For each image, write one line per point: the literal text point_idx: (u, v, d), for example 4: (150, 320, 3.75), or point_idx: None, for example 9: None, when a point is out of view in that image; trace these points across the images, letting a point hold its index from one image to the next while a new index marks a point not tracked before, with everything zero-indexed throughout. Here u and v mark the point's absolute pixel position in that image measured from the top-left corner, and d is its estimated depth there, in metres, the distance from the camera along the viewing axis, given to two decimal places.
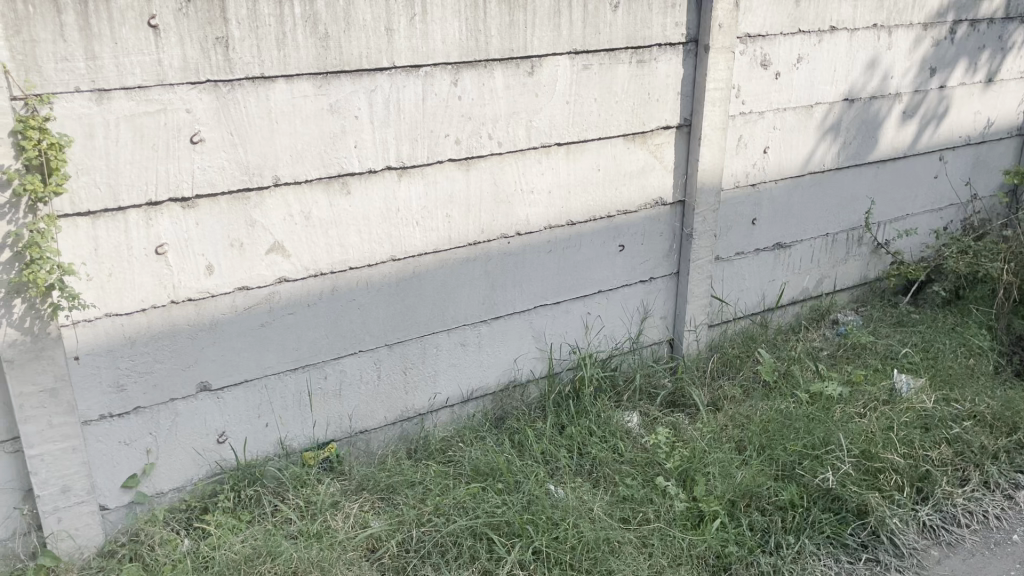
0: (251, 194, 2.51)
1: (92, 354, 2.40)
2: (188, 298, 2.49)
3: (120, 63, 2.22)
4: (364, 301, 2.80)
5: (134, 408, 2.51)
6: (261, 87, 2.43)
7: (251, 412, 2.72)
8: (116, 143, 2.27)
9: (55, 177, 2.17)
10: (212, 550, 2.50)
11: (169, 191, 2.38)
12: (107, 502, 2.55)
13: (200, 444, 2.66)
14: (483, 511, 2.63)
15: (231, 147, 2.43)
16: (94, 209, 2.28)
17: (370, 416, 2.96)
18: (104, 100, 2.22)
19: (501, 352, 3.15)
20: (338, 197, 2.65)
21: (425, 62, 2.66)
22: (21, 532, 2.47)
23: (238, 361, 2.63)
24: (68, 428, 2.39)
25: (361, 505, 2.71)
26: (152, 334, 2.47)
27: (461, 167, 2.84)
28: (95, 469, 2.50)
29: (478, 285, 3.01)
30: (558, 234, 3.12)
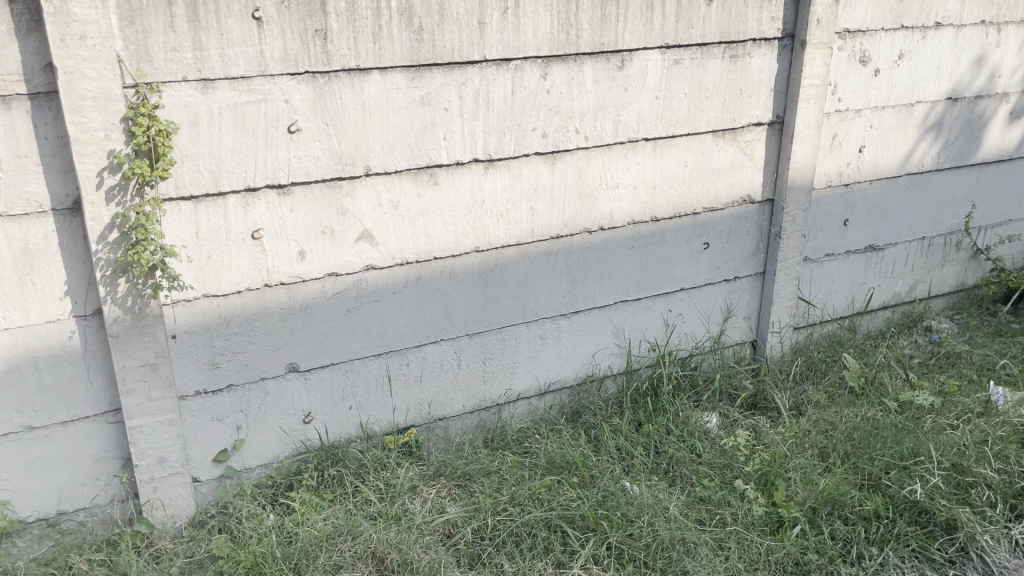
0: (343, 182, 2.57)
1: (190, 333, 2.51)
2: (281, 281, 2.58)
3: (225, 54, 2.30)
4: (447, 291, 2.84)
5: (227, 385, 2.62)
6: (356, 79, 2.49)
7: (336, 394, 2.80)
8: (218, 130, 2.36)
9: (162, 162, 2.27)
10: (296, 526, 2.57)
11: (267, 178, 2.46)
12: (199, 474, 2.67)
13: (287, 423, 2.75)
14: (558, 504, 2.64)
15: (326, 137, 2.50)
16: (196, 194, 2.39)
17: (448, 404, 3.00)
18: (208, 90, 2.32)
19: (580, 346, 3.16)
20: (426, 188, 2.69)
21: (516, 55, 2.67)
22: (119, 499, 2.61)
23: (325, 344, 2.72)
24: (166, 402, 2.50)
25: (438, 491, 2.76)
26: (246, 314, 2.57)
27: (547, 161, 2.85)
28: (190, 442, 2.62)
29: (559, 278, 3.02)
30: (642, 229, 3.10)
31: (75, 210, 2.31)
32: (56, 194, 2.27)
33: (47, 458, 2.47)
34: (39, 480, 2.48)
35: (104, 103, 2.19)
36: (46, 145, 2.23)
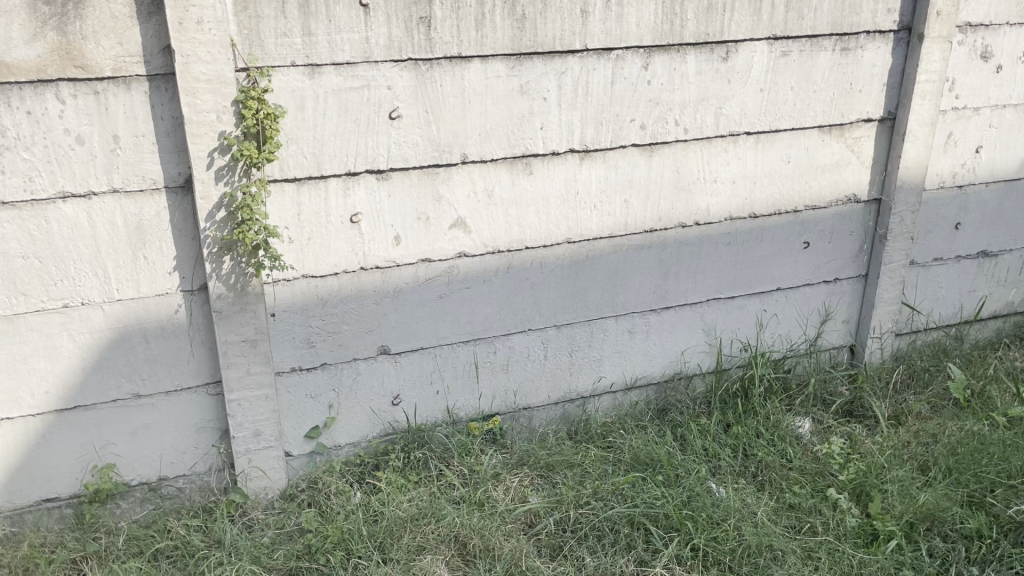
0: (440, 169, 2.60)
1: (289, 311, 2.59)
2: (376, 265, 2.63)
3: (332, 40, 2.35)
4: (537, 281, 2.84)
5: (321, 364, 2.69)
6: (457, 66, 2.50)
7: (424, 378, 2.84)
8: (323, 115, 2.42)
9: (269, 145, 2.34)
10: (381, 505, 2.60)
11: (367, 164, 2.51)
12: (291, 449, 2.75)
13: (376, 403, 2.81)
14: (642, 501, 2.61)
15: (426, 124, 2.53)
16: (299, 176, 2.45)
17: (533, 394, 3.00)
18: (315, 75, 2.37)
19: (670, 342, 3.10)
20: (521, 177, 2.69)
21: (617, 45, 2.64)
22: (216, 469, 2.71)
23: (416, 329, 2.75)
24: (264, 377, 2.59)
25: (521, 480, 2.75)
26: (341, 296, 2.63)
27: (644, 153, 2.80)
28: (284, 417, 2.70)
29: (651, 273, 2.97)
30: (739, 226, 3.02)
31: (186, 188, 2.40)
32: (169, 173, 2.37)
33: (151, 425, 2.59)
34: (142, 446, 2.60)
35: (217, 85, 2.27)
36: (161, 125, 2.32)
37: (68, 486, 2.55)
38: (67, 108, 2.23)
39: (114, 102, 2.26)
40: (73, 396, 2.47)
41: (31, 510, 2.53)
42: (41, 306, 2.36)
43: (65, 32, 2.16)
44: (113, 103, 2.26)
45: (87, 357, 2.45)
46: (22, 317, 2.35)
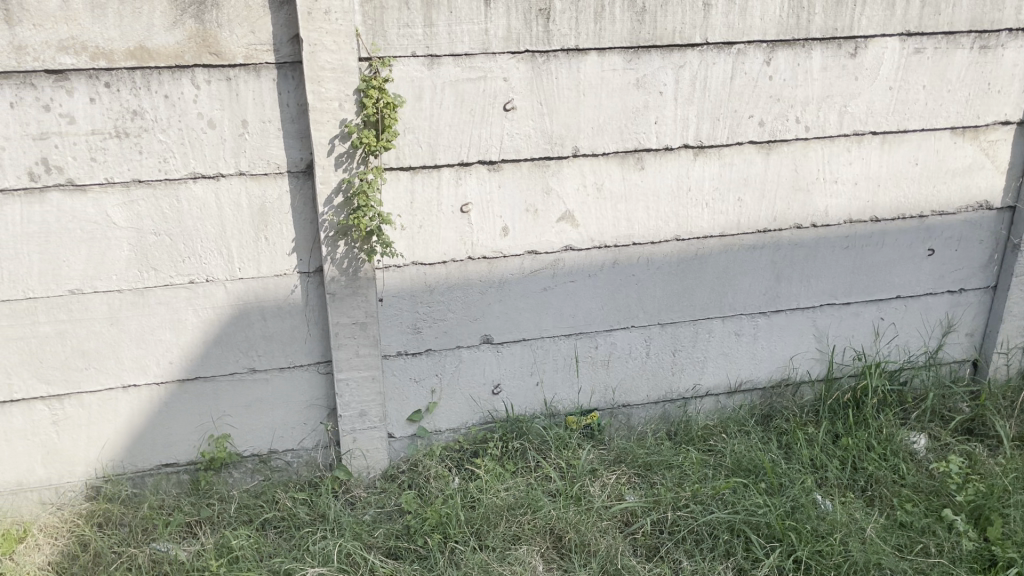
0: (551, 162, 2.60)
1: (398, 296, 2.65)
2: (483, 255, 2.66)
3: (453, 31, 2.39)
4: (643, 278, 2.81)
5: (426, 350, 2.74)
6: (574, 59, 2.50)
7: (525, 369, 2.85)
8: (440, 106, 2.46)
9: (387, 134, 2.39)
10: (480, 492, 2.63)
11: (479, 154, 2.54)
12: (394, 431, 2.81)
13: (477, 391, 2.84)
14: (743, 508, 2.54)
15: (539, 116, 2.54)
16: (414, 165, 2.50)
17: (634, 392, 2.97)
18: (434, 66, 2.42)
19: (778, 347, 3.01)
20: (632, 171, 2.66)
21: (739, 39, 2.57)
22: (323, 445, 2.81)
23: (519, 320, 2.77)
24: (371, 359, 2.66)
25: (618, 477, 2.73)
26: (448, 284, 2.67)
27: (761, 150, 2.72)
28: (389, 400, 2.77)
29: (762, 274, 2.89)
30: (858, 229, 2.90)
31: (307, 174, 2.49)
32: (292, 158, 2.46)
33: (264, 399, 2.70)
34: (255, 419, 2.71)
35: (341, 74, 2.34)
36: (287, 112, 2.41)
37: (186, 453, 2.69)
38: (201, 93, 2.34)
39: (244, 88, 2.36)
40: (195, 368, 2.60)
41: (151, 474, 2.68)
42: (170, 280, 2.49)
43: (203, 20, 2.27)
44: (244, 89, 2.36)
45: (209, 331, 2.57)
46: (151, 290, 2.48)
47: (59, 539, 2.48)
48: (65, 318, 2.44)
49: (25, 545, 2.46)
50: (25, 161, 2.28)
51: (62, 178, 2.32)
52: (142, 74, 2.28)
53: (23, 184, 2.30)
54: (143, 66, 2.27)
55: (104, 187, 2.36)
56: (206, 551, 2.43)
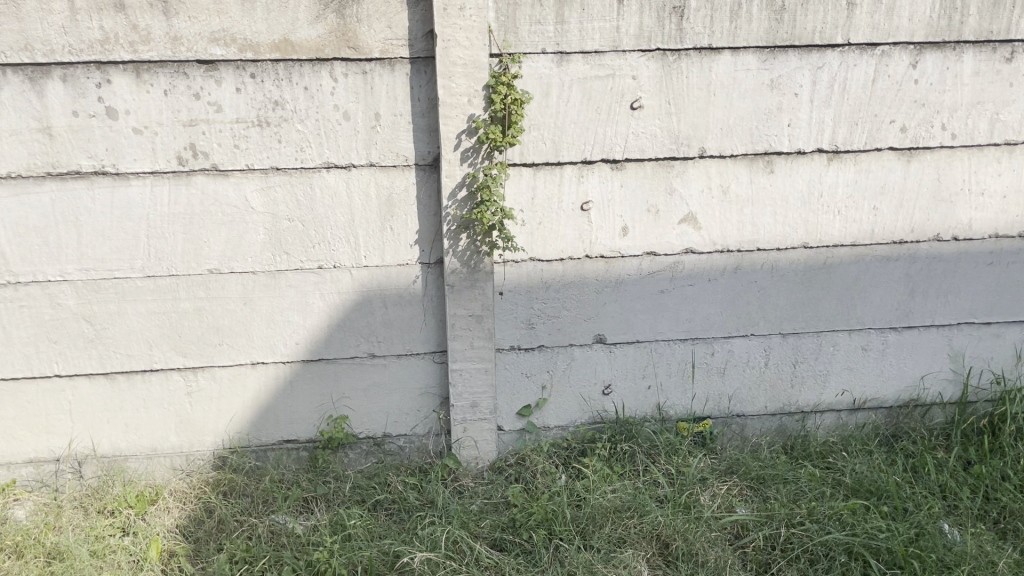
0: (676, 162, 2.56)
1: (514, 292, 2.66)
2: (601, 254, 2.64)
3: (584, 28, 2.40)
4: (765, 285, 2.72)
5: (539, 346, 2.75)
6: (706, 58, 2.45)
7: (637, 372, 2.81)
8: (567, 103, 2.46)
9: (512, 130, 2.41)
10: (587, 491, 2.61)
11: (603, 153, 2.52)
12: (503, 424, 2.84)
13: (588, 391, 2.82)
14: (862, 530, 2.43)
15: (667, 115, 2.50)
16: (538, 162, 2.51)
17: (750, 402, 2.88)
18: (563, 63, 2.43)
19: (908, 365, 2.86)
20: (761, 175, 2.59)
21: (884, 40, 2.47)
22: (434, 433, 2.87)
23: (633, 321, 2.74)
24: (485, 352, 2.69)
25: (729, 488, 2.66)
26: (564, 281, 2.67)
27: (901, 157, 2.60)
28: (500, 393, 2.79)
29: (895, 288, 2.75)
30: (1005, 245, 2.72)
31: (433, 167, 2.55)
32: (420, 151, 2.53)
33: (381, 384, 2.78)
34: (372, 403, 2.80)
35: (472, 70, 2.37)
36: (418, 106, 2.47)
37: (306, 431, 2.80)
38: (338, 86, 2.43)
39: (378, 82, 2.44)
40: (318, 350, 2.70)
41: (273, 449, 2.80)
42: (300, 265, 2.59)
43: (344, 15, 2.35)
44: (378, 83, 2.44)
45: (333, 315, 2.66)
46: (282, 273, 2.60)
47: (188, 504, 2.63)
48: (203, 295, 2.59)
49: (156, 507, 2.62)
50: (175, 146, 2.43)
51: (207, 163, 2.46)
52: (284, 66, 2.39)
53: (172, 168, 2.45)
54: (286, 58, 2.38)
55: (244, 173, 2.48)
56: (321, 526, 2.53)
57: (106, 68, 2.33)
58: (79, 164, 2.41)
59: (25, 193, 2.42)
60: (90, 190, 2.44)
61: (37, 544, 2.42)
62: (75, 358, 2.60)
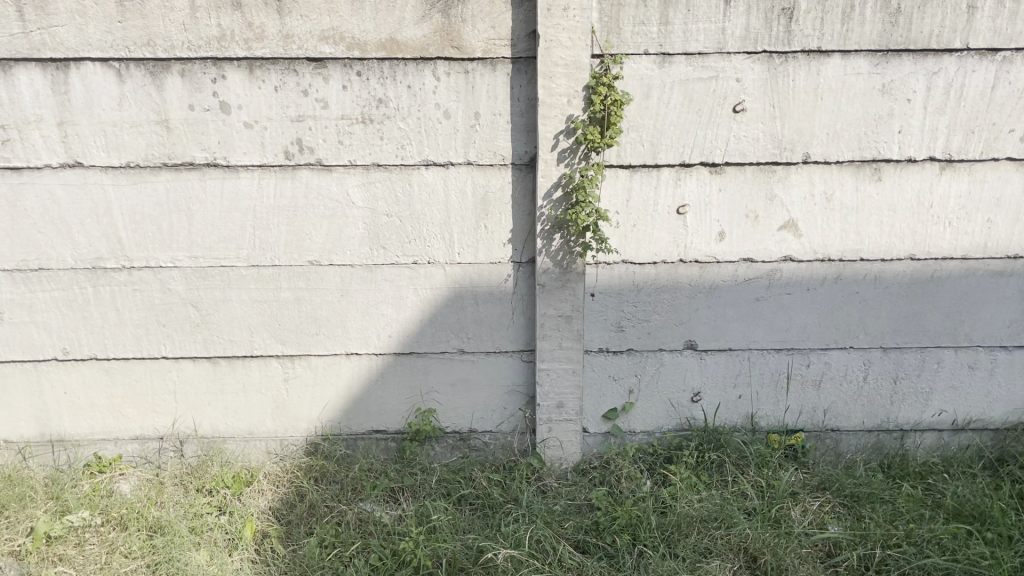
0: (778, 167, 2.50)
1: (605, 293, 2.65)
2: (696, 259, 2.60)
3: (688, 30, 2.37)
4: (867, 297, 2.63)
5: (628, 349, 2.73)
6: (815, 61, 2.40)
7: (728, 380, 2.76)
8: (667, 105, 2.44)
9: (611, 131, 2.39)
10: (673, 498, 2.58)
11: (703, 156, 2.49)
12: (589, 426, 2.82)
13: (676, 397, 2.79)
14: (965, 557, 2.32)
15: (770, 119, 2.45)
16: (635, 163, 2.49)
17: (846, 417, 2.79)
18: (665, 64, 2.40)
19: (1018, 386, 2.73)
20: (867, 183, 2.52)
21: (1006, 45, 2.37)
22: (519, 431, 2.88)
23: (727, 328, 2.69)
24: (574, 353, 2.68)
25: (820, 504, 2.58)
26: (657, 285, 2.64)
27: (1020, 168, 2.50)
28: (587, 395, 2.78)
29: (1007, 305, 2.63)
30: None
31: (529, 167, 2.56)
32: (517, 151, 2.54)
33: (469, 379, 2.81)
34: (460, 398, 2.83)
35: (572, 71, 2.37)
36: (517, 105, 2.49)
37: (395, 423, 2.86)
38: (441, 84, 2.46)
39: (480, 81, 2.47)
40: (410, 344, 2.75)
41: (363, 438, 2.86)
42: (396, 259, 2.64)
43: (449, 15, 2.39)
44: (479, 82, 2.46)
45: (425, 310, 2.70)
46: (379, 267, 2.65)
47: (281, 486, 2.72)
48: (303, 286, 2.67)
49: (251, 489, 2.71)
50: (283, 140, 2.51)
51: (312, 158, 2.53)
52: (390, 65, 2.44)
53: (279, 161, 2.53)
54: (392, 57, 2.43)
55: (346, 168, 2.55)
56: (407, 517, 2.57)
57: (222, 64, 2.43)
58: (193, 156, 2.52)
59: (142, 182, 2.54)
60: (202, 180, 2.54)
61: (141, 517, 2.54)
62: (181, 342, 2.72)
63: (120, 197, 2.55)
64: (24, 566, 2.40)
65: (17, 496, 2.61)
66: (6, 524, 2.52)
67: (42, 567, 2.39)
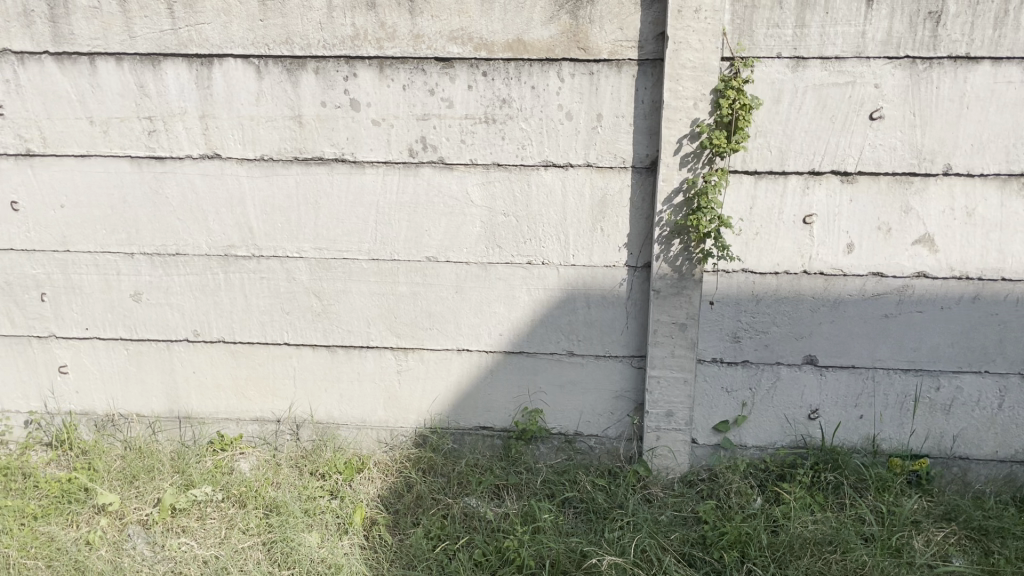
0: (916, 178, 2.39)
1: (723, 302, 2.58)
2: (820, 271, 2.51)
3: (825, 33, 2.29)
4: (1007, 319, 2.48)
5: (744, 361, 2.65)
6: (962, 68, 2.28)
7: (849, 399, 2.65)
8: (798, 110, 2.36)
9: (738, 136, 2.33)
10: (785, 518, 2.49)
11: (834, 164, 2.39)
12: (698, 437, 2.76)
13: (792, 413, 2.69)
14: None
15: (910, 128, 2.34)
16: (761, 170, 2.42)
17: (976, 444, 2.64)
18: (799, 68, 2.33)
19: None
20: (1014, 197, 2.37)
21: None
22: (626, 437, 2.85)
23: (851, 345, 2.58)
24: (686, 361, 2.62)
25: (945, 535, 2.44)
26: (777, 296, 2.55)
27: None
28: (698, 405, 2.72)
29: None
30: None
31: (650, 170, 2.52)
32: (638, 154, 2.51)
33: (578, 382, 2.80)
34: (567, 400, 2.83)
35: (700, 74, 2.32)
36: (641, 108, 2.46)
37: (502, 420, 2.88)
38: (565, 85, 2.46)
39: (604, 83, 2.45)
40: (520, 343, 2.76)
41: (470, 433, 2.90)
42: (511, 259, 2.66)
43: (577, 16, 2.38)
44: (604, 84, 2.45)
45: (538, 310, 2.71)
46: (494, 266, 2.67)
47: (390, 476, 2.79)
48: (420, 281, 2.72)
49: (362, 476, 2.79)
50: (407, 138, 2.56)
51: (435, 156, 2.58)
52: (515, 65, 2.46)
53: (403, 158, 2.59)
54: (518, 57, 2.45)
55: (468, 167, 2.58)
56: (512, 515, 2.58)
57: (354, 62, 2.50)
58: (322, 151, 2.61)
59: (274, 174, 2.64)
60: (329, 174, 2.63)
61: (258, 496, 2.65)
62: (302, 329, 2.82)
63: (253, 188, 2.66)
64: (151, 535, 2.55)
65: (146, 467, 2.77)
66: (136, 494, 2.68)
67: (167, 536, 2.53)
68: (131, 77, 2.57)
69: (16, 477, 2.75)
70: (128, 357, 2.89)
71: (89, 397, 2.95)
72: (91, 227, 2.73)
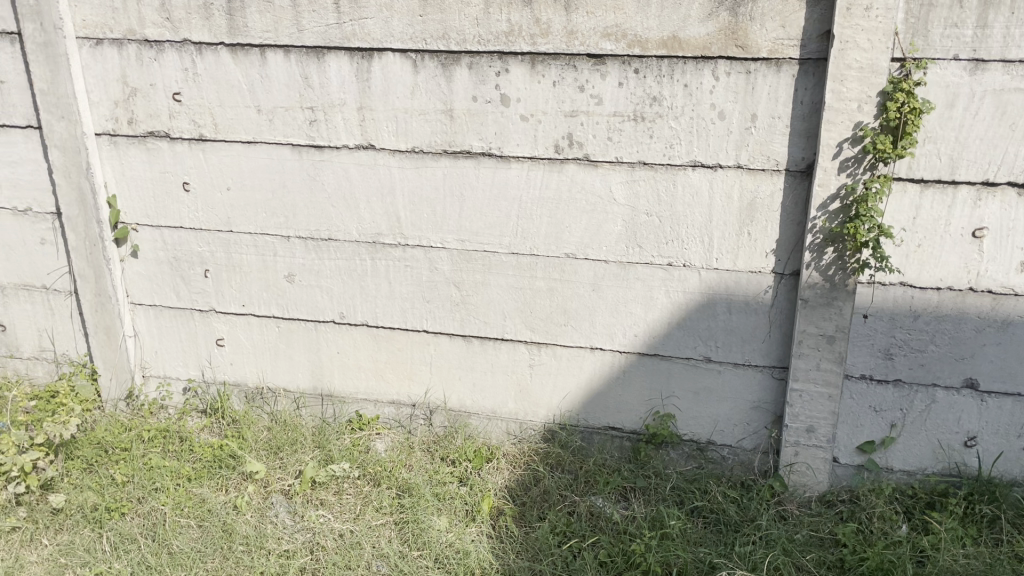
0: None
1: (877, 316, 2.45)
2: (988, 289, 2.35)
3: (1010, 33, 2.13)
4: None
5: (895, 380, 2.51)
6: None
7: (1012, 428, 2.47)
8: (974, 116, 2.21)
9: (905, 141, 2.20)
10: (933, 548, 2.34)
11: (1011, 175, 2.24)
12: (840, 456, 2.63)
13: (947, 439, 2.53)
14: None
15: None
16: (928, 178, 2.28)
17: None
18: (977, 71, 2.18)
19: None
20: None
21: None
22: (762, 450, 2.75)
23: (1018, 370, 2.41)
24: (832, 375, 2.50)
25: None
26: (938, 313, 2.40)
27: None
28: (841, 422, 2.59)
29: None
30: None
31: (804, 174, 2.42)
32: (793, 157, 2.41)
33: (713, 389, 2.73)
34: (702, 407, 2.76)
35: (867, 75, 2.21)
36: (799, 109, 2.36)
37: (632, 422, 2.84)
38: (719, 84, 2.40)
39: (761, 82, 2.37)
40: (656, 346, 2.72)
41: (599, 433, 2.88)
42: (651, 259, 2.62)
43: (737, 12, 2.32)
44: (761, 83, 2.37)
45: (676, 313, 2.66)
46: (634, 266, 2.65)
47: (518, 468, 2.82)
48: (557, 277, 2.72)
49: (491, 465, 2.83)
50: (555, 134, 2.57)
51: (580, 153, 2.57)
52: (669, 63, 2.42)
53: (549, 155, 2.60)
54: (672, 55, 2.41)
55: (613, 165, 2.56)
56: (640, 518, 2.55)
57: (507, 58, 2.53)
58: (471, 145, 2.65)
59: (424, 166, 2.72)
60: (476, 168, 2.67)
61: (392, 476, 2.74)
62: (441, 318, 2.89)
63: (402, 178, 2.75)
64: (292, 505, 2.69)
65: (290, 440, 2.91)
66: (280, 465, 2.82)
67: (307, 507, 2.66)
68: (297, 68, 2.70)
69: (174, 439, 2.94)
70: (278, 334, 3.05)
71: (241, 369, 3.13)
72: (252, 210, 2.90)
